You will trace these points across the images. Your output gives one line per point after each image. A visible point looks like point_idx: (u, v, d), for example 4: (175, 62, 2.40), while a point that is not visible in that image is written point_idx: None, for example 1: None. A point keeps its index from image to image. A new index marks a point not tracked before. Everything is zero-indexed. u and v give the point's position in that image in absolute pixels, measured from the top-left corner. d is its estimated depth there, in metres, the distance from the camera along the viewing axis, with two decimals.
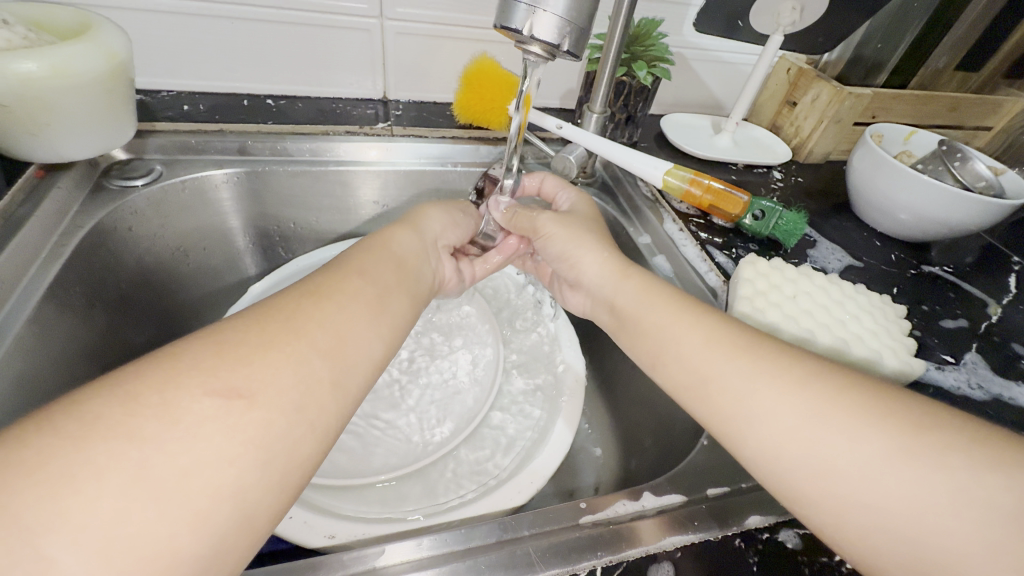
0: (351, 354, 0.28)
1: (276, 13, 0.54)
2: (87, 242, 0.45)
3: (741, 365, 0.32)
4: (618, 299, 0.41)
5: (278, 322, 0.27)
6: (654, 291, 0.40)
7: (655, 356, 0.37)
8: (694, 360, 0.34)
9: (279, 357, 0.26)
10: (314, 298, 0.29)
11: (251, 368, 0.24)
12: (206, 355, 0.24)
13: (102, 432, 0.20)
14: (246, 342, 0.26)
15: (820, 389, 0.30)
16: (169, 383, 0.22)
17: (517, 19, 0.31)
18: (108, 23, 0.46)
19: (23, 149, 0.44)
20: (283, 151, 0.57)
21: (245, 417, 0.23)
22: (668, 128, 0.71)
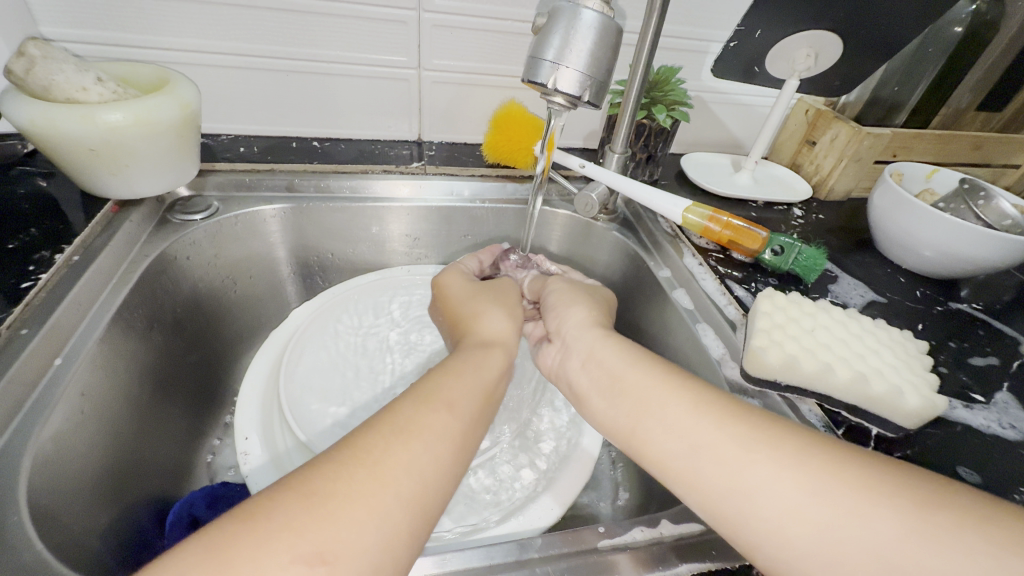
0: (437, 496, 0.28)
1: (327, 66, 0.60)
2: (151, 270, 0.49)
3: (733, 441, 0.31)
4: (598, 363, 0.40)
5: (351, 455, 0.27)
6: (609, 351, 0.40)
7: (630, 407, 0.36)
8: (662, 432, 0.34)
9: (364, 511, 0.25)
10: (405, 427, 0.29)
11: (337, 526, 0.24)
12: (293, 506, 0.24)
13: None
14: (333, 486, 0.25)
15: (819, 461, 0.28)
16: (256, 552, 0.22)
17: (542, 74, 0.35)
18: (183, 77, 0.52)
19: (105, 186, 0.50)
20: (326, 188, 0.62)
21: None
22: (689, 167, 0.74)
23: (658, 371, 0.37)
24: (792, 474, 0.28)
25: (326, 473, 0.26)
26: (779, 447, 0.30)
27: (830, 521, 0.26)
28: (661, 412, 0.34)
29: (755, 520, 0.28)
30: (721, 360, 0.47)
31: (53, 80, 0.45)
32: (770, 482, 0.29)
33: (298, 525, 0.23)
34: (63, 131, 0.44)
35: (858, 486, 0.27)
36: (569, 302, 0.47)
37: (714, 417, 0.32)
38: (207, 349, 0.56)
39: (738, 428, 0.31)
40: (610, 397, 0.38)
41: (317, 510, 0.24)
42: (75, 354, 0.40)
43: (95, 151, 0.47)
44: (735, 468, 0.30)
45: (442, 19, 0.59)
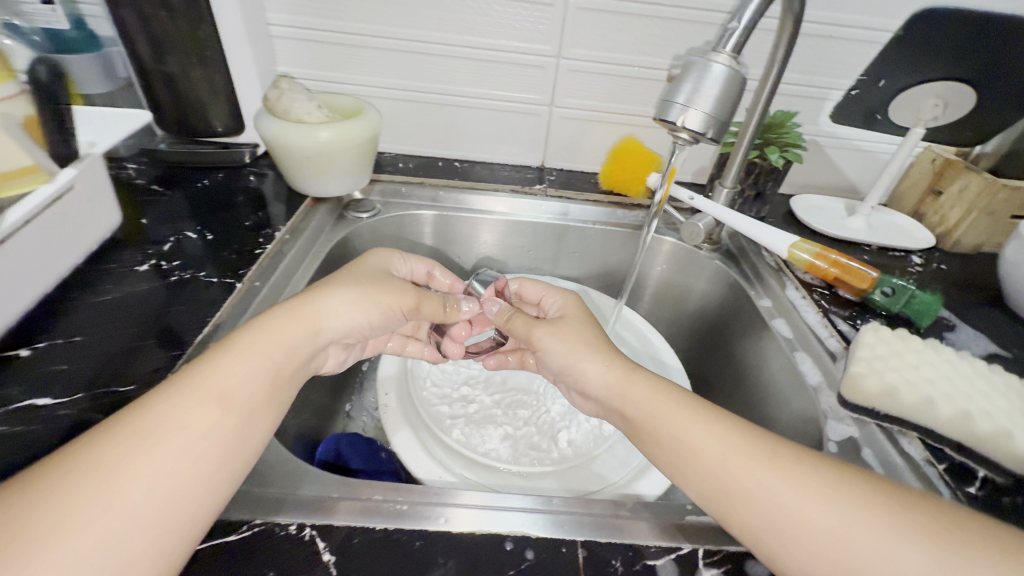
0: (210, 465, 0.31)
1: (477, 101, 0.73)
2: (332, 252, 0.63)
3: (765, 473, 0.33)
4: (625, 409, 0.40)
5: (156, 424, 0.30)
6: (634, 387, 0.40)
7: (665, 441, 0.37)
8: (702, 460, 0.35)
9: (127, 484, 0.28)
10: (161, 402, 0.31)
11: (85, 495, 0.27)
12: (119, 468, 0.28)
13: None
14: (98, 460, 0.28)
15: (851, 496, 0.31)
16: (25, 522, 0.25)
17: (672, 114, 0.42)
18: (372, 106, 0.67)
19: (306, 186, 0.65)
20: (463, 201, 0.74)
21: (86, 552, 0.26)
22: (798, 207, 0.75)
23: (685, 413, 0.37)
24: (822, 505, 0.31)
25: (146, 428, 0.30)
26: (808, 483, 0.32)
27: (860, 555, 0.29)
28: (695, 459, 0.35)
29: (786, 549, 0.31)
30: (818, 387, 0.49)
31: (291, 106, 0.60)
32: (807, 517, 0.31)
33: (117, 487, 0.28)
34: (292, 142, 0.60)
35: (889, 523, 0.30)
36: (578, 356, 0.44)
37: (744, 457, 0.34)
38: None
39: (771, 468, 0.33)
40: (655, 449, 0.38)
41: (136, 469, 0.28)
42: None
43: (308, 159, 0.62)
44: (776, 508, 0.32)
45: (578, 65, 0.69)
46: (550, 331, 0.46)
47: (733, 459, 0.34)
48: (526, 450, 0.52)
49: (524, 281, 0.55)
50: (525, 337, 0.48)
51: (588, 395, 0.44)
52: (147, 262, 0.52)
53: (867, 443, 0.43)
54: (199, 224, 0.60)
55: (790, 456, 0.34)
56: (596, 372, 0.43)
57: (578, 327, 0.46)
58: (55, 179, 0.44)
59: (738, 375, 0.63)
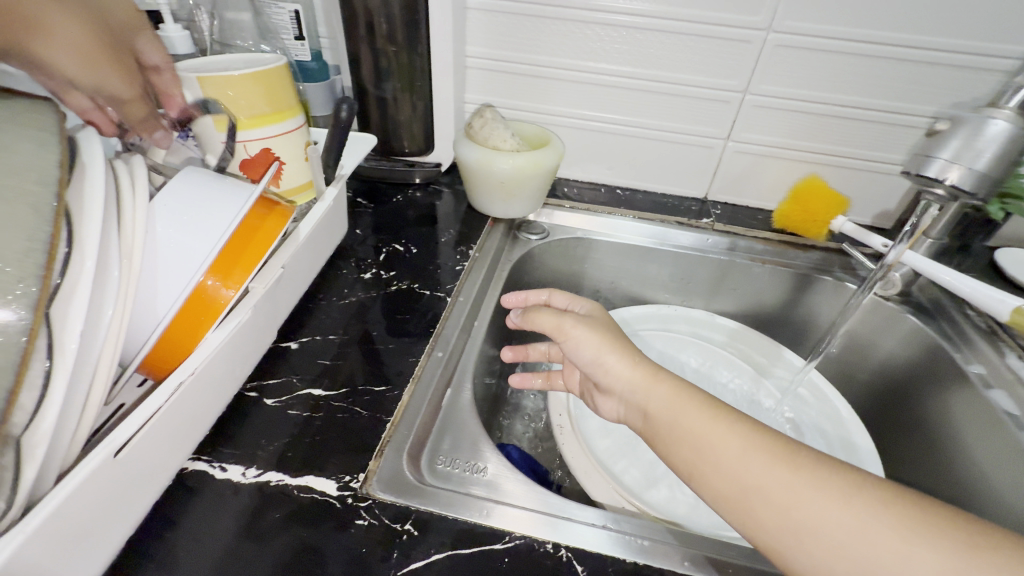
0: None
1: (651, 132, 0.73)
2: (512, 271, 0.66)
3: (784, 475, 0.33)
4: (648, 403, 0.39)
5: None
6: (661, 384, 0.39)
7: (687, 442, 0.36)
8: (726, 462, 0.35)
9: None
10: None
11: None
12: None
13: None
14: None
15: (867, 503, 0.31)
16: None
17: (930, 169, 0.40)
18: (555, 134, 0.70)
19: (489, 207, 0.70)
20: (626, 229, 0.75)
21: None
22: (1009, 263, 0.67)
23: (700, 410, 0.37)
24: (843, 513, 0.31)
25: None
26: (825, 486, 0.32)
27: (864, 552, 0.29)
28: (711, 455, 0.35)
29: (806, 556, 0.30)
30: None
31: (493, 136, 0.66)
32: (823, 519, 0.31)
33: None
34: (493, 168, 0.65)
35: (901, 528, 0.29)
36: (609, 345, 0.41)
37: (762, 457, 0.34)
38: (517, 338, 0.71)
39: (789, 467, 0.33)
40: (673, 443, 0.37)
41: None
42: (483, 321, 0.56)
43: (502, 184, 0.66)
44: (791, 508, 0.32)
45: (765, 101, 0.67)
46: (582, 321, 0.42)
47: (755, 463, 0.34)
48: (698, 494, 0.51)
49: (554, 290, 0.49)
50: (552, 329, 0.43)
51: (613, 391, 0.42)
52: (368, 272, 0.58)
53: None
54: (401, 239, 0.66)
55: (801, 462, 0.33)
56: (623, 372, 0.40)
57: (611, 325, 0.43)
58: (323, 198, 0.51)
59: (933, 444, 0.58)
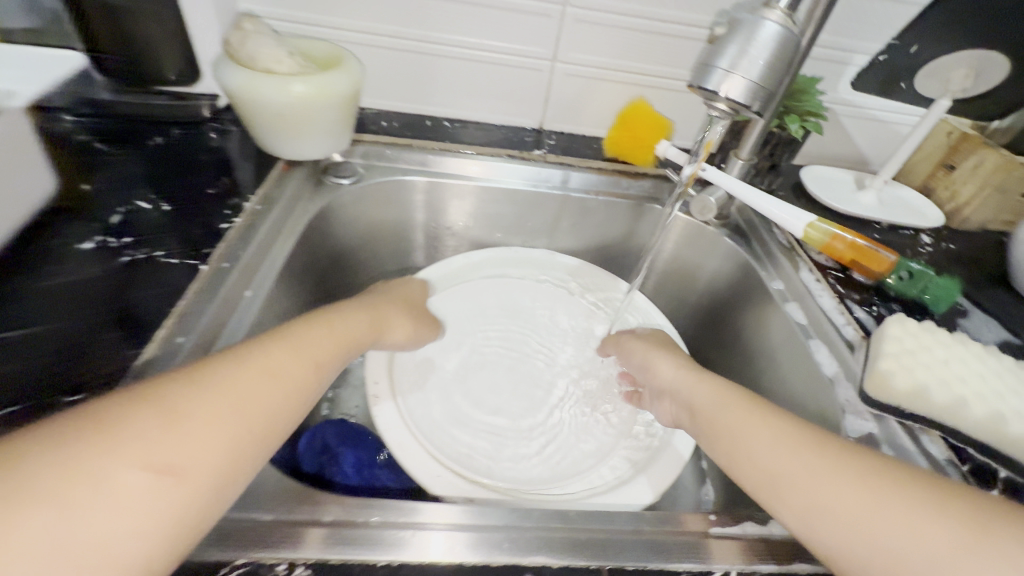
0: (184, 463, 0.26)
1: (471, 53, 0.64)
2: (312, 224, 0.56)
3: (797, 454, 0.35)
4: (693, 400, 0.45)
5: (171, 415, 0.27)
6: (702, 387, 0.45)
7: (720, 441, 0.41)
8: (757, 451, 0.37)
9: (100, 455, 0.24)
10: (159, 417, 0.27)
11: (169, 444, 0.26)
12: (116, 448, 0.25)
13: (35, 498, 0.22)
14: (74, 455, 0.24)
15: (858, 471, 0.33)
16: (98, 453, 0.24)
17: (713, 81, 0.36)
18: (353, 55, 0.58)
19: (280, 147, 0.57)
20: (455, 166, 0.67)
21: (153, 496, 0.25)
22: (809, 180, 0.71)
23: (742, 410, 0.40)
24: (839, 482, 0.33)
25: (126, 445, 0.25)
26: (828, 458, 0.34)
27: (872, 514, 0.31)
28: (743, 444, 0.38)
29: (815, 525, 0.32)
30: (835, 379, 0.47)
31: (258, 52, 0.52)
32: (831, 490, 0.32)
33: (172, 420, 0.27)
34: (262, 96, 0.51)
35: (898, 493, 0.31)
36: (653, 354, 0.52)
37: (786, 443, 0.36)
38: (336, 301, 0.62)
39: (802, 446, 0.35)
40: (724, 438, 0.40)
41: (120, 462, 0.25)
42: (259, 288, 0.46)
43: (283, 116, 0.54)
44: (798, 480, 0.34)
45: (586, 15, 0.61)
46: (633, 338, 0.56)
47: (775, 450, 0.36)
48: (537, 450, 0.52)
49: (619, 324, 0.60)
50: (611, 344, 0.59)
51: (663, 390, 0.50)
52: (94, 240, 0.45)
53: (885, 438, 0.42)
54: (155, 193, 0.52)
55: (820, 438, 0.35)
56: (675, 376, 0.48)
57: (664, 341, 0.55)
58: None
59: (742, 355, 0.61)
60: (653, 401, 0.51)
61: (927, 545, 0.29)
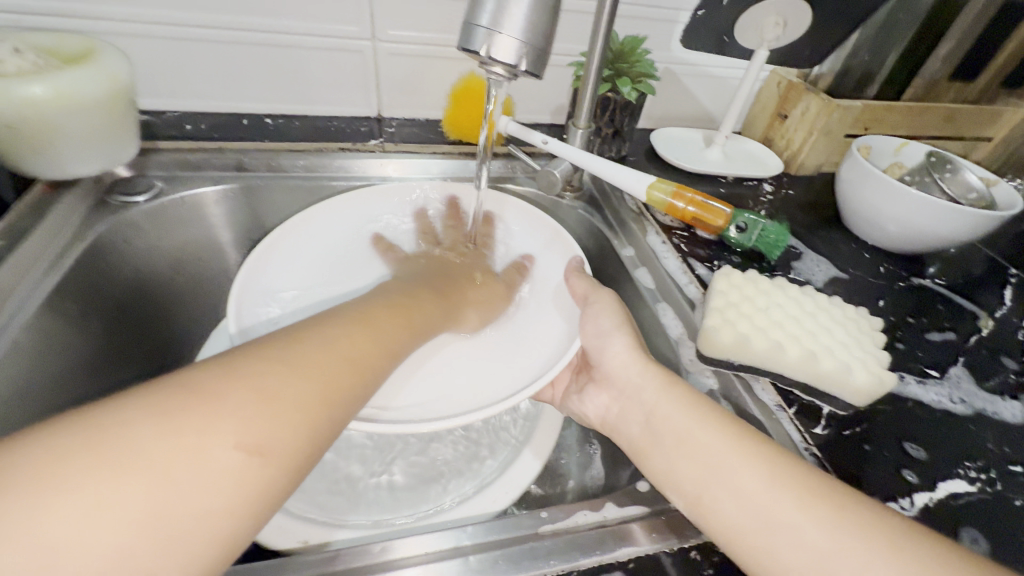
0: (278, 425, 0.25)
1: (274, 37, 0.57)
2: (86, 255, 0.47)
3: (727, 448, 0.33)
4: (622, 420, 0.39)
5: (241, 396, 0.25)
6: (637, 397, 0.39)
7: (648, 450, 0.36)
8: (678, 459, 0.34)
9: (239, 413, 0.24)
10: (252, 387, 0.26)
11: (261, 408, 0.25)
12: (214, 424, 0.23)
13: (167, 436, 0.22)
14: (247, 385, 0.26)
15: (793, 480, 0.31)
16: (209, 411, 0.24)
17: (477, 41, 0.32)
18: (113, 49, 0.49)
19: (27, 166, 0.47)
20: (279, 167, 0.59)
21: (239, 449, 0.24)
22: (658, 142, 0.71)
23: (696, 414, 0.35)
24: (775, 493, 0.30)
25: (232, 425, 0.24)
26: (759, 461, 0.32)
27: (794, 526, 0.29)
28: (669, 442, 0.35)
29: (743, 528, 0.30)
30: (679, 339, 0.46)
31: None
32: (797, 521, 0.29)
33: (254, 384, 0.26)
34: None
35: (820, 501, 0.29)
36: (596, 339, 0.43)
37: (717, 434, 0.34)
38: (151, 337, 0.54)
39: (733, 442, 0.33)
40: (667, 451, 0.35)
41: (213, 424, 0.24)
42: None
43: (13, 128, 0.43)
44: (758, 502, 0.30)
45: None
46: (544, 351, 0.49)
47: (705, 444, 0.34)
48: (390, 470, 0.45)
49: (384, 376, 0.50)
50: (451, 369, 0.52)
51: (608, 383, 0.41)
52: None
53: (723, 392, 0.41)
54: None
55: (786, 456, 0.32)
56: (625, 369, 0.40)
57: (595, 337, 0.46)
58: None
59: None
60: (591, 392, 0.44)
61: (819, 543, 0.28)
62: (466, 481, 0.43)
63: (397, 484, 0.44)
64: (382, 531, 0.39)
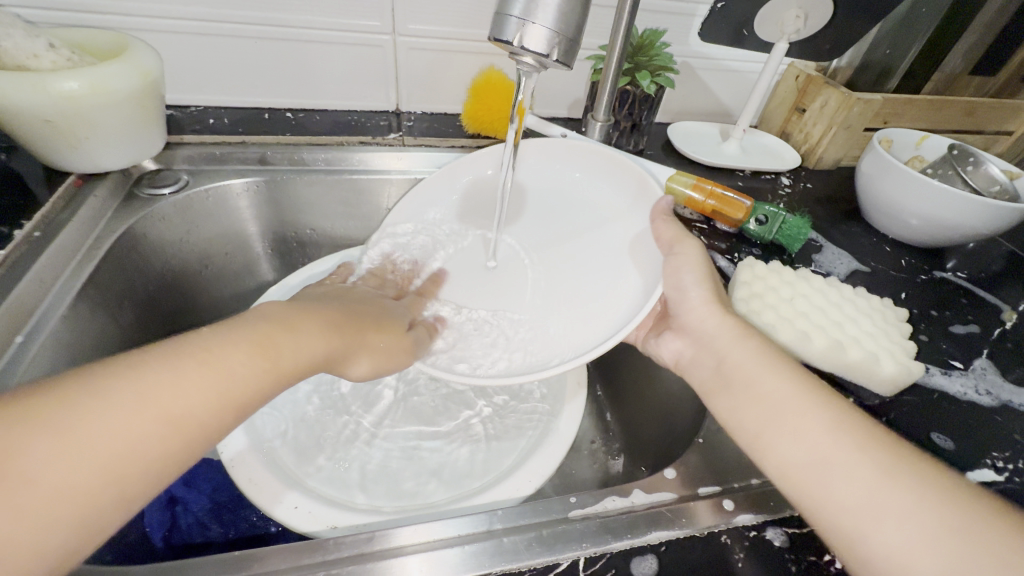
0: (147, 441, 0.24)
1: (297, 32, 0.58)
2: (118, 246, 0.48)
3: (792, 395, 0.33)
4: (693, 367, 0.40)
5: (131, 401, 0.24)
6: (721, 341, 0.38)
7: (713, 388, 0.37)
8: (741, 401, 0.35)
9: (112, 417, 0.24)
10: (149, 385, 0.25)
11: (138, 419, 0.24)
12: (83, 424, 0.23)
13: (34, 430, 0.22)
14: (151, 389, 0.25)
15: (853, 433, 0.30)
16: (91, 410, 0.23)
17: (509, 31, 0.33)
18: (142, 43, 0.49)
19: (65, 159, 0.48)
20: (301, 161, 0.60)
21: (86, 468, 0.23)
22: (675, 137, 0.71)
23: (765, 361, 0.35)
24: (828, 438, 0.30)
25: (101, 433, 0.23)
26: (818, 410, 0.32)
27: (845, 472, 0.29)
28: (736, 383, 0.36)
29: (793, 460, 0.31)
30: None
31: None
32: (847, 459, 0.29)
33: (151, 393, 0.25)
34: (12, 100, 0.41)
35: (880, 454, 0.29)
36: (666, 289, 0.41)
37: (785, 379, 0.34)
38: (179, 328, 0.55)
39: (797, 388, 0.33)
40: (734, 394, 0.36)
41: (89, 427, 0.23)
42: (38, 329, 0.40)
43: (52, 122, 0.44)
44: (814, 444, 0.31)
45: None
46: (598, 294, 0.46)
47: (771, 388, 0.34)
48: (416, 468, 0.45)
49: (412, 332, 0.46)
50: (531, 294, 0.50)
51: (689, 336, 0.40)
52: None
53: None
54: None
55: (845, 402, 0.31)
56: (708, 325, 0.39)
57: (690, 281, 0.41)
58: None
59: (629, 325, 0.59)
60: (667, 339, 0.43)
61: (866, 485, 0.28)
62: (498, 459, 0.44)
63: (425, 478, 0.44)
64: (429, 500, 0.41)
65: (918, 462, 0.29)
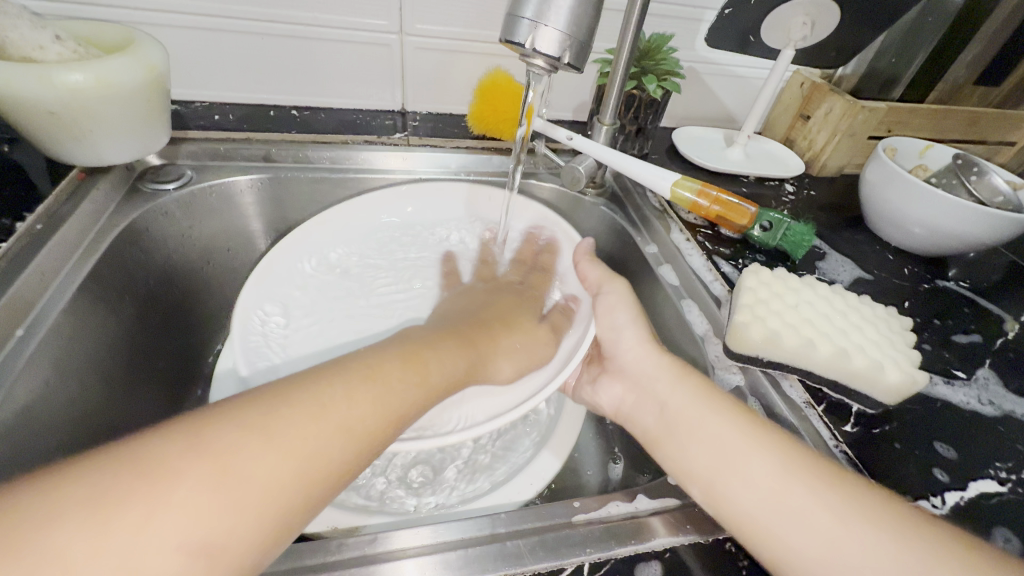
0: (219, 520, 0.24)
1: (305, 29, 0.58)
2: (120, 241, 0.48)
3: (740, 439, 0.33)
4: (640, 412, 0.40)
5: (207, 466, 0.25)
6: (664, 385, 0.38)
7: (660, 434, 0.37)
8: (692, 450, 0.35)
9: (185, 487, 0.24)
10: (218, 458, 0.25)
11: (216, 494, 0.24)
12: (161, 492, 0.23)
13: (114, 500, 0.23)
14: (230, 460, 0.25)
15: (810, 472, 0.31)
16: (167, 483, 0.24)
17: (520, 33, 0.33)
18: (149, 38, 0.49)
19: (68, 153, 0.48)
20: (305, 159, 0.60)
21: (159, 539, 0.22)
22: (680, 142, 0.71)
23: (708, 401, 0.36)
24: (788, 485, 0.31)
25: (177, 500, 0.23)
26: (772, 452, 0.32)
27: (808, 519, 0.29)
28: (684, 429, 0.36)
29: (750, 510, 0.31)
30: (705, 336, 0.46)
31: (5, 37, 0.41)
32: (805, 501, 0.30)
33: (228, 465, 0.25)
34: (16, 92, 0.41)
35: (838, 494, 0.30)
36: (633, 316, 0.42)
37: (733, 424, 0.34)
38: (180, 324, 0.55)
39: (747, 432, 0.34)
40: (681, 438, 0.36)
41: (168, 497, 0.23)
42: (38, 324, 0.39)
43: (56, 114, 0.44)
44: (771, 491, 0.31)
45: None
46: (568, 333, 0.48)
47: (718, 433, 0.34)
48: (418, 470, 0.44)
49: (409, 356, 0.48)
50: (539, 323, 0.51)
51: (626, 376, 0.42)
52: None
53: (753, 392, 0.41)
54: None
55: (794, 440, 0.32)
56: (647, 365, 0.40)
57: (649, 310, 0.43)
58: None
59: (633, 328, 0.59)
60: (605, 385, 0.44)
61: (831, 529, 0.29)
62: (500, 463, 0.44)
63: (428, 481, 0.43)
64: (430, 503, 0.41)
65: (873, 498, 0.29)
